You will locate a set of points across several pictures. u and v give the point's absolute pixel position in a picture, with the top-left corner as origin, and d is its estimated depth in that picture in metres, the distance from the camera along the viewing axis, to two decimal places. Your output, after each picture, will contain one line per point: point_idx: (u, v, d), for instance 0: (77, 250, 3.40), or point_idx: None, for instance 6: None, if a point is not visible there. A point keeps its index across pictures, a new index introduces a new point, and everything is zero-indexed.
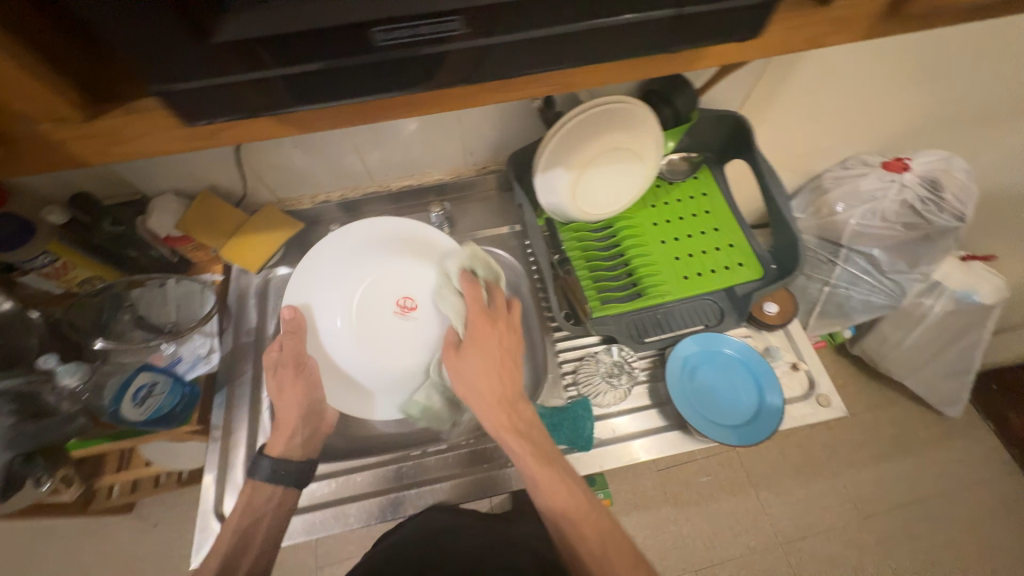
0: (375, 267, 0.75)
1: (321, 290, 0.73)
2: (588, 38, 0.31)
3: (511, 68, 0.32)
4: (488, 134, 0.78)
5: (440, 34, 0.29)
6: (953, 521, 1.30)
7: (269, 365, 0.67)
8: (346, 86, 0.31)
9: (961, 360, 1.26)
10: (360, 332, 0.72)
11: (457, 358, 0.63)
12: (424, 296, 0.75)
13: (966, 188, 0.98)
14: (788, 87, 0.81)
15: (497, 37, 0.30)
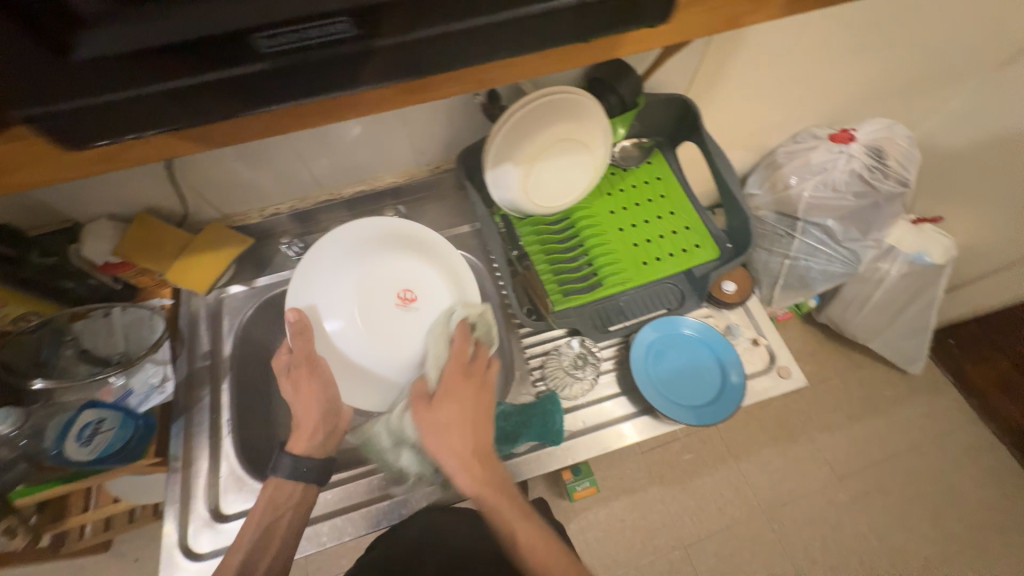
0: (375, 261, 0.75)
1: (323, 288, 0.73)
2: (491, 32, 0.30)
3: (416, 69, 0.31)
4: (437, 133, 0.76)
5: (329, 37, 0.28)
6: (922, 472, 1.37)
7: (281, 367, 0.68)
8: (238, 99, 0.31)
9: (918, 319, 1.31)
10: (365, 326, 0.74)
11: (429, 411, 0.59)
12: (424, 289, 0.75)
13: (909, 153, 1.04)
14: (732, 66, 0.81)
15: (392, 37, 0.29)
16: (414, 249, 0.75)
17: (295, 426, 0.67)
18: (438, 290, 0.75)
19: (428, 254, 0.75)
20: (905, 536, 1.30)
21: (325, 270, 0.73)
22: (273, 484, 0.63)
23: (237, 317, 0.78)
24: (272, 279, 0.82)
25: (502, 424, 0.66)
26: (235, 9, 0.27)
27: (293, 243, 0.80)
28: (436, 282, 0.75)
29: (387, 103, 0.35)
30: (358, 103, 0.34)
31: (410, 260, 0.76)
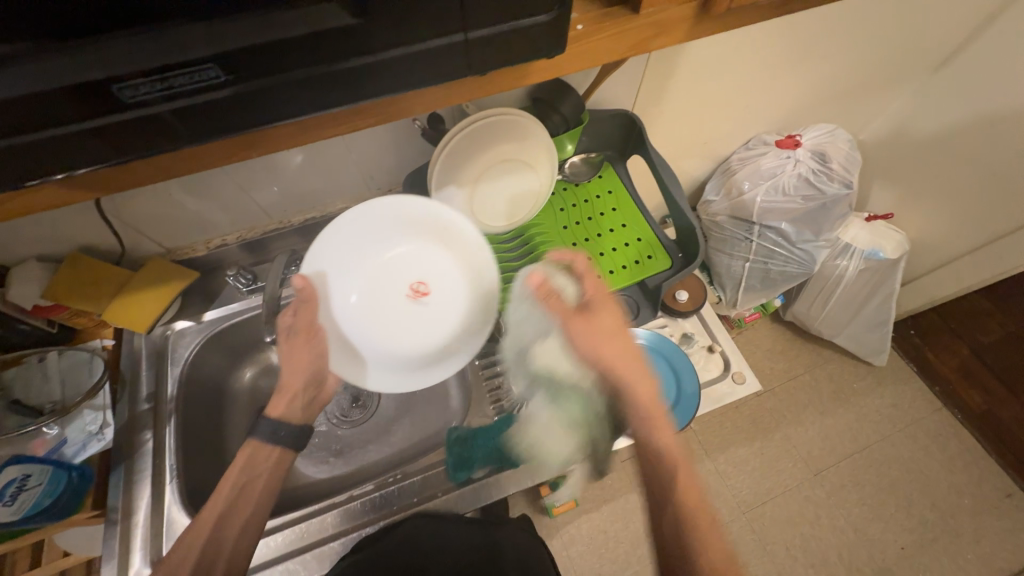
0: (391, 246, 0.68)
1: (342, 258, 0.66)
2: (383, 69, 0.30)
3: (307, 111, 0.31)
4: (385, 158, 0.76)
5: (200, 83, 0.27)
6: (896, 462, 1.38)
7: (285, 333, 0.65)
8: (123, 148, 0.30)
9: (879, 314, 1.35)
10: (373, 305, 0.67)
11: (586, 323, 0.62)
12: (437, 284, 0.69)
13: (850, 156, 1.08)
14: (674, 81, 0.83)
15: (273, 78, 0.28)
16: (434, 236, 0.68)
17: (279, 388, 0.66)
18: (455, 290, 0.69)
19: (447, 246, 0.68)
20: (883, 527, 1.31)
21: (343, 245, 0.65)
22: (251, 446, 0.61)
23: (181, 352, 0.75)
24: (221, 312, 0.78)
25: (458, 450, 0.65)
26: (78, 61, 0.25)
27: (240, 272, 0.77)
28: (453, 280, 0.68)
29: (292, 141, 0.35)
30: (261, 140, 0.34)
31: (427, 250, 0.69)
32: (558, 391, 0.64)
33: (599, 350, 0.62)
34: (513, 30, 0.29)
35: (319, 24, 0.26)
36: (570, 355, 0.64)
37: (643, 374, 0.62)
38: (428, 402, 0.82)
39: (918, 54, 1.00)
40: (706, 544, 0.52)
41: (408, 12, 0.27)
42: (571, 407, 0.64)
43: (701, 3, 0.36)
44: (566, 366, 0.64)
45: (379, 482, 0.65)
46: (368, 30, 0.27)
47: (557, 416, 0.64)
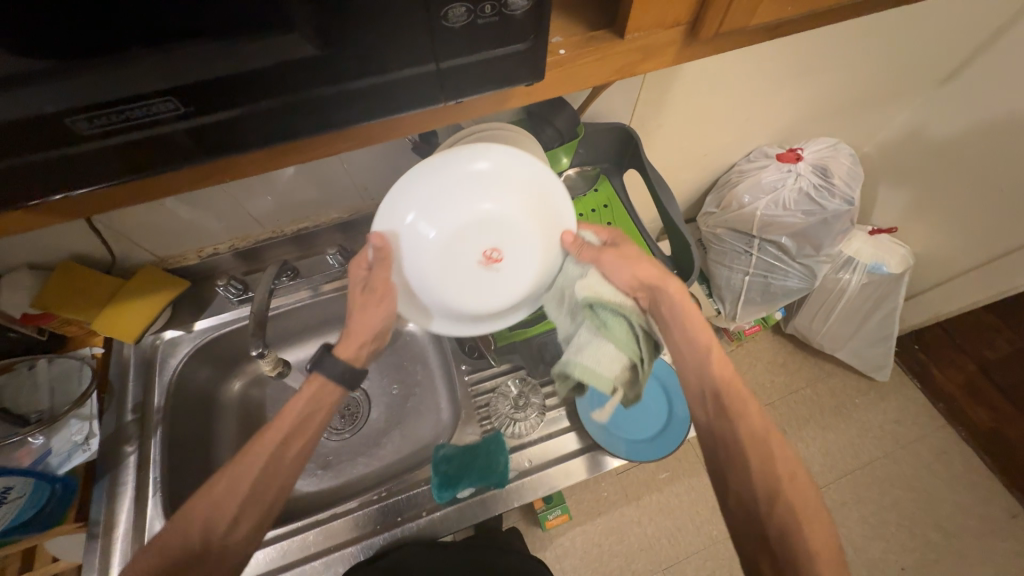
0: (468, 201, 0.56)
1: (412, 214, 0.57)
2: (350, 99, 0.29)
3: (266, 143, 0.31)
4: (379, 169, 0.75)
5: (159, 115, 0.27)
6: (899, 480, 1.35)
7: (359, 279, 0.60)
8: (77, 177, 0.29)
9: (882, 327, 1.33)
10: (446, 267, 0.58)
11: (615, 255, 0.59)
12: (515, 247, 0.58)
13: (852, 171, 1.06)
14: (674, 94, 0.82)
15: (235, 109, 0.28)
16: (516, 192, 0.57)
17: (347, 331, 0.61)
18: (535, 254, 0.59)
19: (527, 200, 0.57)
20: (884, 547, 1.29)
21: (415, 198, 0.56)
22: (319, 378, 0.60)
23: (170, 365, 0.75)
24: (213, 322, 0.78)
25: (444, 469, 0.63)
26: (29, 94, 0.24)
27: (230, 281, 0.76)
28: (532, 244, 0.58)
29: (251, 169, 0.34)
30: (233, 166, 0.34)
31: (509, 208, 0.57)
32: (605, 320, 0.57)
33: (639, 276, 0.60)
34: (486, 60, 0.29)
35: (283, 57, 0.26)
36: (609, 288, 0.58)
37: (681, 289, 0.61)
38: (417, 416, 0.82)
39: (924, 68, 0.98)
40: (758, 435, 0.54)
41: (374, 45, 0.26)
42: (619, 334, 0.56)
43: (689, 27, 0.35)
44: (611, 295, 0.57)
45: (362, 500, 0.64)
46: (332, 62, 0.27)
47: (609, 346, 0.56)
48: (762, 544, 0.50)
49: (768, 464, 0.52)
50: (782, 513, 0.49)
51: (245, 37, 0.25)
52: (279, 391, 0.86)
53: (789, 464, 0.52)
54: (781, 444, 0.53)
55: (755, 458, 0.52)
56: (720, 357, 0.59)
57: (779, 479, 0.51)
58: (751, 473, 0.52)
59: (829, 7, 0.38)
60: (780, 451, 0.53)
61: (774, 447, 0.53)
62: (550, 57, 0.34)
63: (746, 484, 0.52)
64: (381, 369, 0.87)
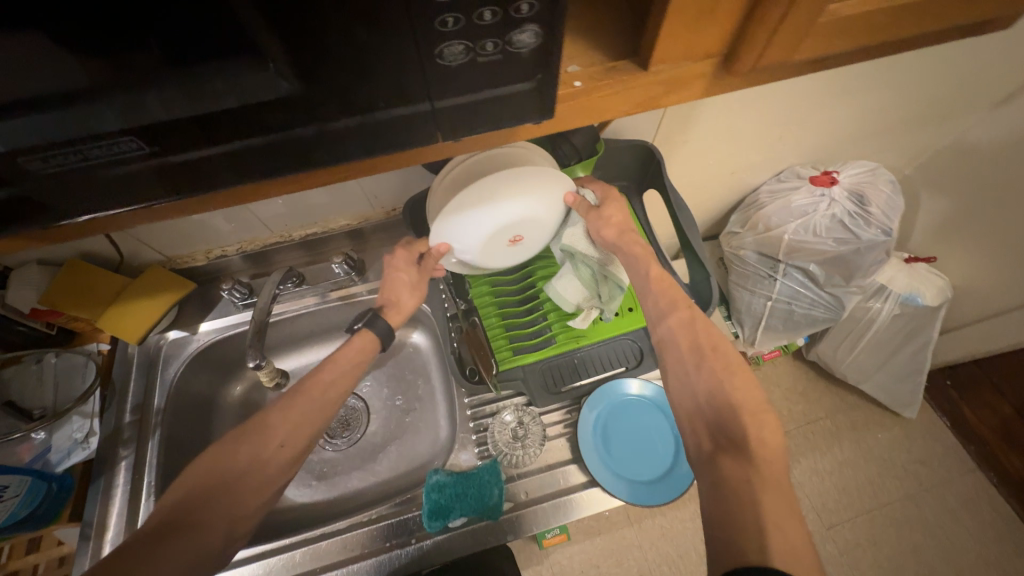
0: (512, 208, 0.57)
1: (457, 226, 0.57)
2: (332, 138, 0.27)
3: (242, 178, 0.29)
4: (388, 179, 0.73)
5: (124, 154, 0.25)
6: (921, 525, 1.24)
7: (413, 256, 0.67)
8: (41, 208, 0.27)
9: (912, 361, 1.26)
10: (486, 255, 0.63)
11: (595, 211, 0.62)
12: (542, 233, 0.64)
13: (890, 200, 0.99)
14: (703, 110, 0.78)
15: (207, 148, 0.26)
16: (550, 194, 0.59)
17: (391, 303, 0.67)
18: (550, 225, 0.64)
19: (550, 194, 0.59)
20: None
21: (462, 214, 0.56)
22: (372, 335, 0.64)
23: (171, 369, 0.74)
24: (218, 326, 0.78)
25: (436, 496, 0.61)
26: None
27: (235, 286, 0.74)
28: (548, 221, 0.63)
29: (230, 201, 0.32)
30: (211, 200, 0.32)
31: (537, 204, 0.59)
32: (577, 264, 0.66)
33: (607, 237, 0.62)
34: (486, 97, 0.26)
35: (257, 98, 0.25)
36: (585, 239, 0.65)
37: (638, 241, 0.62)
38: (415, 432, 0.80)
39: (985, 88, 0.90)
40: (687, 320, 0.57)
41: (357, 80, 0.24)
42: (584, 274, 0.66)
43: (723, 58, 0.31)
44: (586, 247, 0.65)
45: (351, 521, 0.63)
46: (313, 100, 0.25)
47: (576, 280, 0.67)
48: (697, 412, 0.52)
49: (696, 340, 0.55)
50: (707, 381, 0.52)
51: (212, 69, 0.23)
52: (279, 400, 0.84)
53: (711, 338, 0.55)
54: (705, 322, 0.56)
55: (685, 339, 0.56)
56: (664, 277, 0.60)
57: (703, 353, 0.54)
58: (681, 352, 0.55)
59: (882, 40, 0.33)
60: (705, 329, 0.56)
61: (699, 326, 0.56)
62: (565, 88, 0.31)
63: (678, 366, 0.55)
64: (383, 380, 0.85)
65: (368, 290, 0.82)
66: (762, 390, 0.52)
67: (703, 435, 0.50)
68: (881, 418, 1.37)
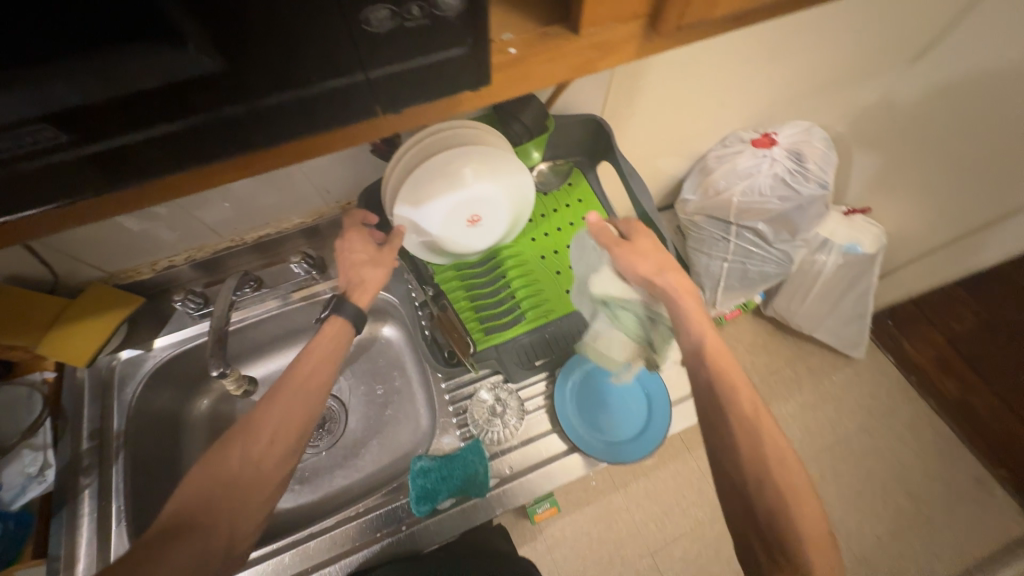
0: (469, 185, 0.59)
1: (416, 197, 0.59)
2: (268, 119, 0.27)
3: (177, 167, 0.28)
4: (341, 171, 0.71)
5: (40, 145, 0.24)
6: (876, 453, 1.36)
7: (371, 237, 0.66)
8: None
9: (857, 306, 1.33)
10: (443, 232, 0.63)
11: (626, 248, 0.65)
12: (500, 219, 0.65)
13: (825, 156, 1.06)
14: (644, 83, 0.80)
15: (131, 134, 0.25)
16: (508, 179, 0.60)
17: (359, 285, 0.65)
18: (509, 213, 0.65)
19: (508, 179, 0.61)
20: (861, 518, 1.29)
21: (420, 185, 0.57)
22: (339, 320, 0.63)
23: (128, 389, 0.71)
24: (173, 340, 0.74)
25: (422, 482, 0.61)
26: None
27: (188, 296, 0.72)
28: (508, 207, 0.64)
29: (168, 194, 0.31)
30: (145, 194, 0.31)
31: (495, 187, 0.60)
32: (618, 313, 0.70)
33: (642, 274, 0.65)
34: (423, 66, 0.26)
35: (179, 77, 0.24)
36: (624, 285, 0.69)
37: (681, 275, 0.64)
38: (396, 424, 0.80)
39: (901, 44, 0.95)
40: (749, 419, 0.55)
41: (285, 55, 0.24)
42: (629, 323, 0.71)
43: (649, 19, 0.33)
44: (621, 290, 0.69)
45: (340, 517, 0.63)
46: (241, 78, 0.24)
47: (624, 331, 0.71)
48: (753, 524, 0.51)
49: (756, 447, 0.53)
50: (766, 495, 0.51)
51: (125, 54, 0.22)
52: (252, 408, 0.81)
53: (775, 443, 0.54)
54: (772, 430, 0.55)
55: (743, 436, 0.54)
56: (719, 348, 0.60)
57: (767, 463, 0.52)
58: (739, 454, 0.53)
59: None
60: (770, 436, 0.54)
61: (764, 428, 0.54)
62: (501, 55, 0.31)
63: (734, 461, 0.54)
64: (358, 377, 0.84)
65: (332, 288, 0.80)
66: (823, 515, 0.51)
67: (759, 548, 0.50)
68: (834, 361, 1.47)
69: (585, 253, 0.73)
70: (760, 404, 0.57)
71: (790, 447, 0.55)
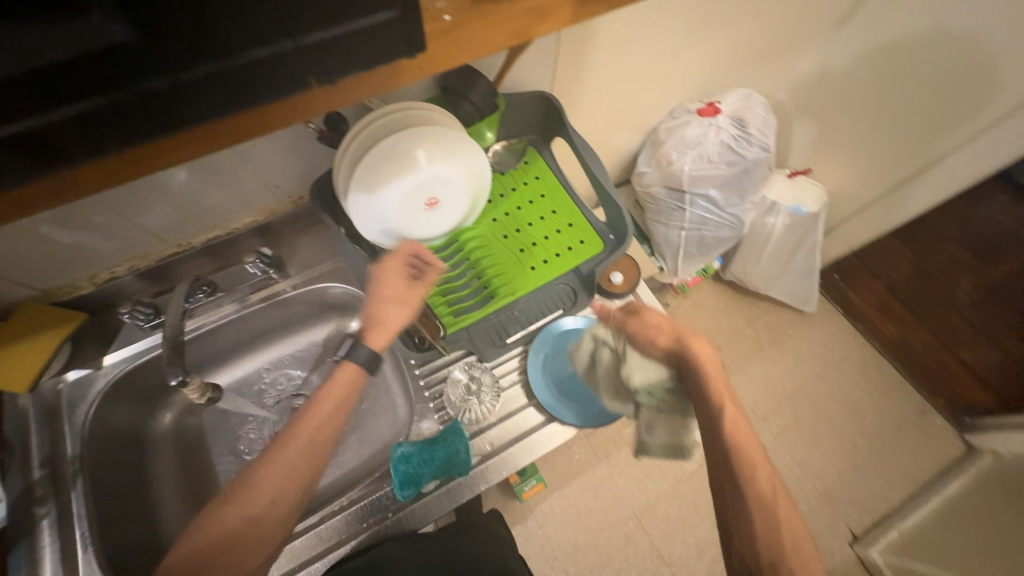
0: (421, 166, 0.58)
1: (368, 182, 0.58)
2: (196, 93, 0.26)
3: (102, 148, 0.27)
4: (289, 164, 0.68)
5: None
6: (832, 397, 1.47)
7: (406, 268, 0.63)
8: None
9: (806, 263, 1.41)
10: (401, 218, 0.62)
11: (632, 318, 0.62)
12: (458, 201, 0.65)
13: (765, 120, 1.11)
14: (590, 58, 0.81)
15: (43, 115, 0.24)
16: (461, 158, 0.60)
17: (378, 324, 0.63)
18: (466, 195, 0.65)
19: (461, 158, 0.61)
20: (822, 458, 1.39)
21: (372, 169, 0.57)
22: (351, 365, 0.61)
23: (79, 412, 0.67)
24: (125, 356, 0.70)
25: (404, 468, 0.61)
26: None
27: (136, 308, 0.68)
28: (464, 188, 0.64)
29: (99, 183, 0.30)
30: (70, 186, 0.29)
31: (448, 167, 0.60)
32: (657, 398, 0.59)
33: (659, 347, 0.61)
34: (350, 34, 0.26)
35: (86, 50, 0.23)
36: (654, 367, 0.60)
37: (703, 343, 0.58)
38: (374, 417, 0.80)
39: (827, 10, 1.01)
40: (768, 506, 0.53)
41: (201, 22, 0.24)
42: (672, 405, 0.59)
43: None
44: (651, 371, 0.60)
45: (324, 512, 0.62)
46: (157, 49, 0.24)
47: (674, 419, 0.59)
48: None
49: (773, 528, 0.52)
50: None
51: (20, 27, 0.21)
52: (218, 416, 0.79)
53: (793, 535, 0.52)
54: (789, 515, 0.53)
55: (759, 518, 0.53)
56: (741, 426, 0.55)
57: (783, 548, 0.51)
58: (755, 539, 0.52)
59: None
60: (787, 524, 0.53)
61: (782, 513, 0.53)
62: (435, 24, 0.31)
63: (750, 544, 0.53)
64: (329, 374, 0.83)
65: (292, 286, 0.78)
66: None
67: None
68: (789, 317, 1.57)
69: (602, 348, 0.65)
70: (778, 484, 0.55)
71: (806, 530, 0.54)
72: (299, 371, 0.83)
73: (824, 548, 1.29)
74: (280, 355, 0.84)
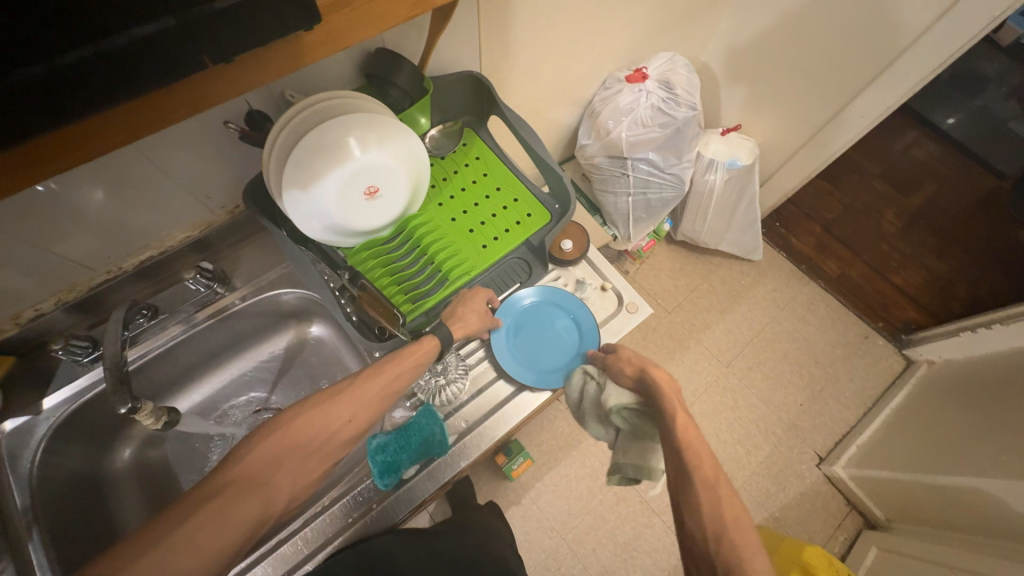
0: (356, 155, 0.57)
1: (303, 174, 0.56)
2: (87, 77, 0.26)
3: None
4: (216, 172, 0.66)
5: None
6: (787, 336, 1.57)
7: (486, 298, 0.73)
8: None
9: (748, 214, 1.49)
10: (341, 210, 0.61)
11: (615, 357, 0.69)
12: (399, 189, 0.64)
13: (689, 80, 1.15)
14: (516, 37, 0.82)
15: None
16: (396, 146, 0.60)
17: (458, 318, 0.68)
18: (406, 182, 0.64)
19: (397, 145, 0.60)
20: (785, 392, 1.49)
21: (306, 160, 0.56)
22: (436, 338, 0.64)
23: (24, 460, 0.63)
24: (66, 395, 0.66)
25: (382, 457, 0.61)
26: None
27: (70, 342, 0.64)
28: (403, 176, 0.63)
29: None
30: None
31: (385, 155, 0.60)
32: (631, 423, 0.62)
33: (631, 379, 0.66)
34: (232, 6, 0.27)
35: None
36: (627, 395, 0.64)
37: (663, 370, 0.64)
38: None
39: None
40: (710, 483, 0.53)
41: None
42: (645, 429, 0.61)
43: None
44: (625, 397, 0.63)
45: (309, 514, 0.63)
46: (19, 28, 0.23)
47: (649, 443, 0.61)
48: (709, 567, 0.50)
49: (715, 502, 0.52)
50: (726, 552, 0.49)
51: None
52: (182, 443, 0.77)
53: (733, 510, 0.52)
54: (730, 495, 0.53)
55: (703, 493, 0.53)
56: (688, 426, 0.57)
57: (723, 520, 0.51)
58: (699, 512, 0.52)
59: None
60: (727, 500, 0.52)
61: (722, 490, 0.53)
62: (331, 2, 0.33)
63: (695, 520, 0.52)
64: (296, 383, 0.83)
65: (240, 298, 0.76)
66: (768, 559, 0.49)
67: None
68: (740, 268, 1.66)
69: (588, 382, 0.69)
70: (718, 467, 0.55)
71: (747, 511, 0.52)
72: (264, 385, 0.82)
73: (796, 474, 1.39)
74: (241, 372, 0.82)
